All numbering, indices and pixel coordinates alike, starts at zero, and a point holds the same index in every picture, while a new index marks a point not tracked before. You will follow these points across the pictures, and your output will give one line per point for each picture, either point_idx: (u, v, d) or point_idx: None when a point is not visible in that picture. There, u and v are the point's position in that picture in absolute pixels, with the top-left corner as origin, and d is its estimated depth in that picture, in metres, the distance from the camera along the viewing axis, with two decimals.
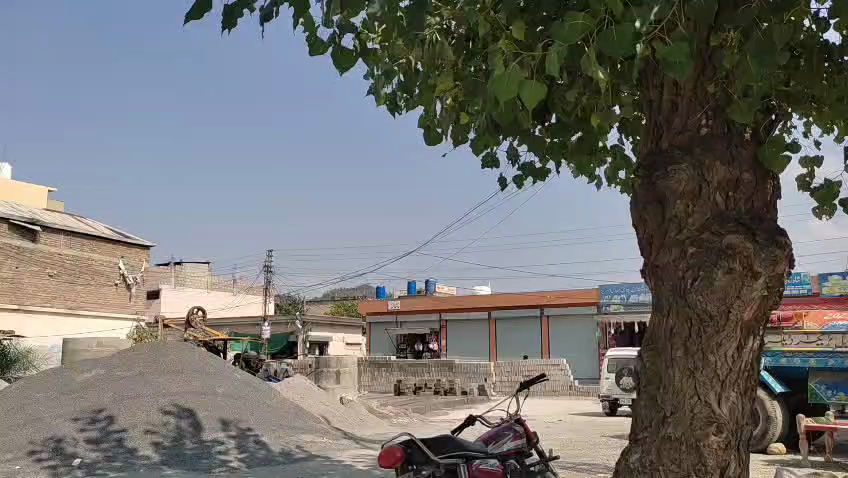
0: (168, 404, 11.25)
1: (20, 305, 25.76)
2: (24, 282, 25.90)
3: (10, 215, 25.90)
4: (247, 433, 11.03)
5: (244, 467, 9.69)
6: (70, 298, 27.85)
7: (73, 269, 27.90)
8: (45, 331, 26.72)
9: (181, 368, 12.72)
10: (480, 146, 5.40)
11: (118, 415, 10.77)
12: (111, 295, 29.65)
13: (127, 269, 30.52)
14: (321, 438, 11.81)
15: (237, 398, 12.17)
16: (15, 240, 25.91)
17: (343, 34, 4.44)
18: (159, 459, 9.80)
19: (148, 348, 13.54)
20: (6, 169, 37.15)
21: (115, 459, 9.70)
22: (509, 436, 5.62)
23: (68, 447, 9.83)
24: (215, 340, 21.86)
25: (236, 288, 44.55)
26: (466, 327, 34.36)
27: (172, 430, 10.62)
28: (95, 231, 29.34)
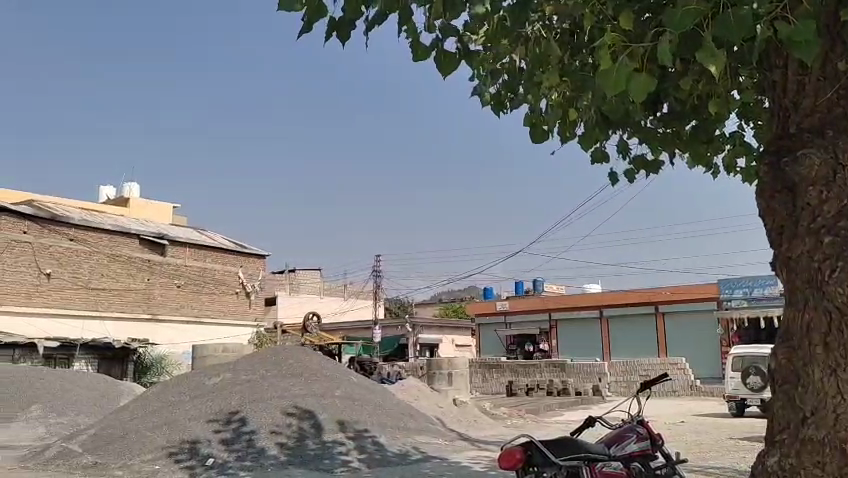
0: (290, 406, 11.73)
1: (153, 314, 27.69)
2: (155, 292, 27.84)
3: (140, 231, 27.97)
4: (364, 434, 11.32)
5: (365, 468, 9.97)
6: (197, 306, 29.60)
7: (198, 279, 29.69)
8: (176, 338, 28.43)
9: (301, 371, 13.24)
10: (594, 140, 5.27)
11: (246, 417, 11.35)
12: (232, 303, 31.22)
13: (247, 278, 32.12)
14: (437, 439, 11.93)
15: (355, 400, 12.51)
16: (146, 254, 27.94)
17: (446, 38, 4.49)
18: (284, 459, 10.25)
19: (271, 352, 14.20)
20: (135, 187, 40.08)
21: (245, 459, 10.24)
22: (632, 438, 5.45)
23: (202, 447, 10.48)
24: (331, 343, 22.59)
25: (347, 293, 45.83)
26: (577, 326, 33.66)
27: (296, 431, 11.08)
28: (215, 243, 31.13)
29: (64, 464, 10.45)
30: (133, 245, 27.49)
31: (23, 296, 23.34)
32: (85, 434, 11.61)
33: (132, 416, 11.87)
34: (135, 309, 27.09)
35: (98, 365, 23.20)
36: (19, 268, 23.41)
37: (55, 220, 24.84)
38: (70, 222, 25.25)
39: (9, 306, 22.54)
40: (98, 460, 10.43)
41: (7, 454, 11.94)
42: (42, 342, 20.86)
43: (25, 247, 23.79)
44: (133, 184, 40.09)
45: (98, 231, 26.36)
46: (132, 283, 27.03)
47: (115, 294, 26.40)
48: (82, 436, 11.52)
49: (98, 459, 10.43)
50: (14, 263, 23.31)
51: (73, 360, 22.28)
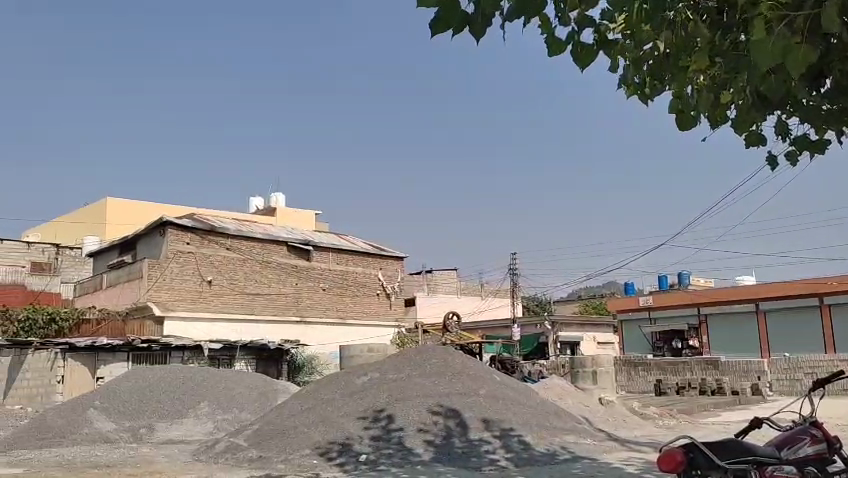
0: (436, 405, 11.92)
1: (302, 316, 29.12)
2: (303, 296, 29.32)
3: (288, 238, 29.67)
4: (510, 433, 11.29)
5: (512, 467, 9.98)
6: (341, 308, 30.77)
7: (341, 282, 31.00)
8: (325, 338, 29.68)
9: (443, 370, 13.45)
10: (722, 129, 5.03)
11: (394, 415, 11.68)
12: (374, 304, 32.25)
13: (387, 280, 33.08)
14: (585, 439, 11.69)
15: (499, 398, 12.52)
16: (293, 260, 29.61)
17: (583, 29, 4.39)
18: (433, 457, 10.46)
19: (415, 352, 14.54)
20: (280, 197, 42.52)
21: (395, 455, 10.55)
22: (806, 441, 5.05)
23: (353, 444, 10.91)
24: (471, 342, 22.77)
25: (484, 292, 45.97)
26: (730, 321, 31.70)
27: (443, 429, 11.26)
28: (356, 247, 32.38)
29: (232, 457, 11.28)
30: (280, 251, 29.24)
31: (188, 301, 25.45)
32: (249, 429, 12.45)
33: (289, 413, 12.58)
34: (286, 312, 28.62)
35: (256, 365, 24.79)
36: (185, 276, 25.57)
37: (213, 231, 26.90)
38: (226, 232, 27.25)
39: (177, 311, 24.65)
40: (262, 454, 11.16)
41: (184, 447, 13.06)
42: (207, 343, 22.61)
43: (189, 257, 25.95)
44: (279, 194, 42.53)
45: (250, 240, 28.24)
46: (282, 287, 28.68)
47: (268, 298, 28.11)
48: (246, 431, 12.37)
49: (262, 453, 11.15)
50: (180, 272, 25.49)
51: (234, 361, 23.95)
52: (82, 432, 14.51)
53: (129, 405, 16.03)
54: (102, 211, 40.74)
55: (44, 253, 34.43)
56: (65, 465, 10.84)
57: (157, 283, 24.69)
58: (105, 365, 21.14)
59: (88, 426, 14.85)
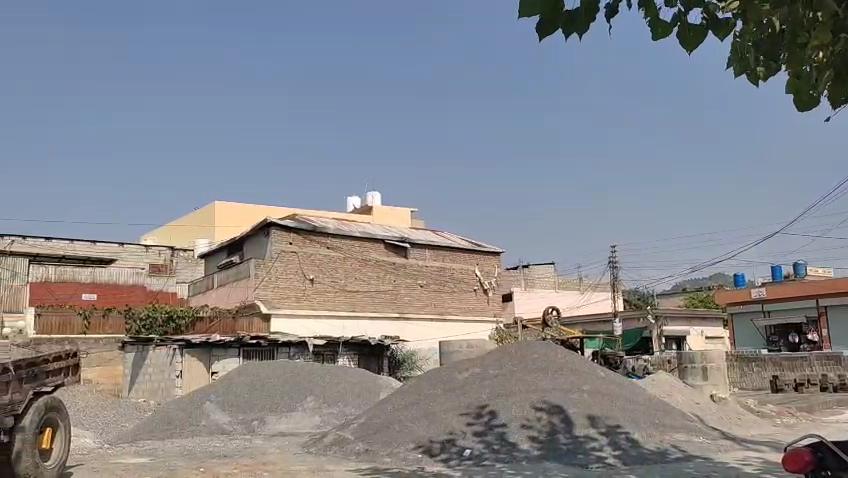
0: (539, 401, 11.79)
1: (401, 312, 29.50)
2: (401, 293, 29.73)
3: (385, 236, 30.16)
4: (616, 430, 11.02)
5: (621, 464, 9.77)
6: (439, 305, 30.95)
7: (438, 278, 31.21)
8: (424, 334, 29.93)
9: (546, 366, 13.29)
10: (753, 80, 4.36)
11: (496, 411, 11.64)
12: (472, 300, 32.23)
13: (484, 275, 33.03)
14: (697, 438, 11.27)
15: (605, 395, 12.25)
16: (391, 257, 30.12)
17: (690, 10, 4.14)
18: (538, 453, 10.36)
19: (514, 347, 14.42)
20: (376, 196, 43.29)
21: (499, 451, 10.54)
22: None
23: (457, 439, 10.96)
24: (572, 338, 22.37)
25: (584, 286, 45.01)
26: None
27: (546, 425, 11.13)
28: (452, 243, 32.51)
29: (341, 450, 11.60)
30: (379, 249, 29.82)
31: (292, 300, 26.37)
32: (355, 423, 12.77)
33: (393, 408, 12.79)
34: (386, 308, 29.09)
35: (358, 360, 25.35)
36: (288, 275, 26.52)
37: (314, 231, 27.76)
38: (327, 231, 28.06)
39: (283, 309, 25.62)
40: (368, 448, 11.41)
41: (294, 439, 13.57)
42: (311, 340, 23.36)
43: (292, 257, 26.88)
44: (375, 193, 43.31)
45: (349, 239, 28.92)
46: (381, 284, 29.21)
47: (367, 295, 28.68)
48: (352, 425, 12.70)
49: (369, 447, 11.40)
50: (284, 271, 26.46)
51: (338, 356, 24.61)
52: (200, 424, 15.34)
53: (242, 399, 16.81)
54: (210, 215, 42.92)
55: (160, 255, 36.67)
56: (187, 455, 11.50)
57: (263, 283, 25.73)
58: (219, 361, 22.24)
59: (206, 418, 15.69)
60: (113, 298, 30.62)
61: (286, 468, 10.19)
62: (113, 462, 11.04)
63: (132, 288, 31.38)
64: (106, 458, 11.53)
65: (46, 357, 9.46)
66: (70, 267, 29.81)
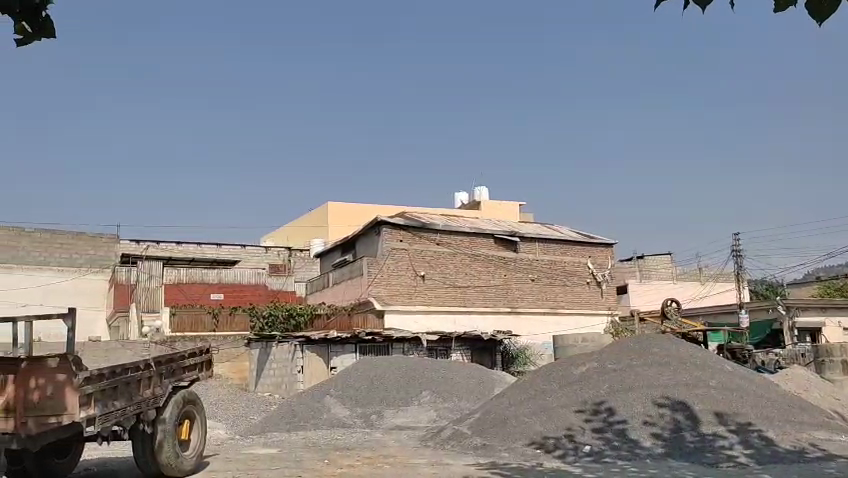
0: (661, 397, 11.36)
1: (513, 307, 29.30)
2: (513, 287, 29.54)
3: (494, 231, 30.03)
4: (747, 428, 10.44)
5: (753, 464, 9.25)
6: (552, 298, 30.48)
7: (550, 272, 30.75)
8: (537, 329, 29.59)
9: (668, 360, 12.79)
10: None
11: (615, 407, 11.31)
12: (585, 293, 31.50)
13: (597, 268, 32.19)
14: (839, 437, 10.48)
15: (732, 391, 11.64)
16: (501, 251, 29.99)
17: None
18: (662, 451, 9.97)
19: (633, 342, 13.95)
20: (484, 191, 43.20)
21: (621, 448, 10.23)
22: None
23: (576, 436, 10.75)
24: (694, 331, 21.42)
25: (704, 277, 42.90)
26: None
27: (670, 422, 10.69)
28: (563, 236, 31.91)
29: (459, 444, 11.67)
30: (488, 244, 29.76)
31: (405, 296, 26.81)
32: (471, 418, 12.81)
33: (509, 403, 12.71)
34: (497, 303, 28.99)
35: (471, 356, 25.45)
36: (400, 272, 26.97)
37: (424, 227, 28.09)
38: (436, 228, 28.31)
39: (396, 305, 26.13)
40: (485, 442, 11.40)
41: (412, 433, 13.80)
42: (424, 335, 23.66)
43: (403, 254, 27.34)
44: (482, 187, 43.25)
45: (458, 234, 29.03)
46: (492, 279, 29.15)
47: (478, 290, 28.70)
48: (469, 419, 12.74)
49: (486, 441, 11.40)
50: (396, 268, 26.94)
51: (451, 352, 24.80)
52: (322, 418, 15.93)
53: (361, 393, 17.29)
54: (324, 215, 44.41)
55: (279, 255, 38.37)
56: (314, 447, 11.99)
57: (376, 280, 26.32)
58: (337, 356, 22.88)
59: (328, 412, 16.25)
60: (237, 297, 32.22)
61: (406, 462, 10.38)
62: (244, 452, 11.68)
63: (254, 288, 32.84)
64: (238, 448, 12.22)
65: (183, 353, 10.10)
66: (198, 269, 31.81)
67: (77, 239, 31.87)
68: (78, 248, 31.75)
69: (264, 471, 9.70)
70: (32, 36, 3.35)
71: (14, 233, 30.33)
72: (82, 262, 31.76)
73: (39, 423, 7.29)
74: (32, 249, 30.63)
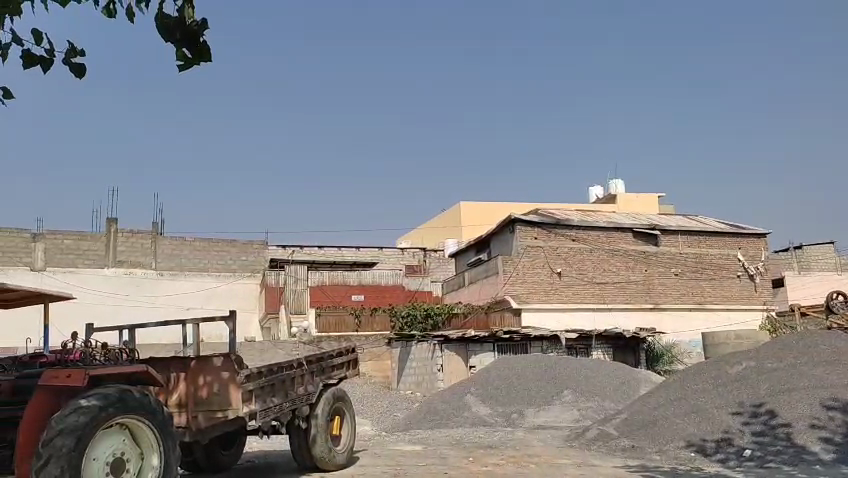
0: (831, 399, 10.44)
1: (656, 303, 28.11)
2: (654, 282, 28.32)
3: (633, 224, 28.94)
4: None
5: None
6: (698, 293, 28.91)
7: (695, 266, 29.18)
8: (683, 326, 28.18)
9: (836, 359, 11.75)
10: None
11: (777, 410, 10.54)
12: (735, 287, 29.60)
13: (747, 260, 30.14)
14: None
15: None
16: (641, 246, 28.84)
17: None
18: (834, 457, 9.17)
19: (795, 338, 12.94)
20: (619, 184, 41.83)
21: (785, 453, 9.49)
22: None
23: (733, 439, 10.12)
24: None
25: None
26: None
27: (842, 426, 9.80)
28: (709, 227, 30.17)
29: (606, 445, 11.32)
30: (627, 238, 28.74)
31: (541, 294, 26.50)
32: (618, 418, 12.39)
33: (658, 403, 12.19)
34: (639, 300, 27.92)
35: (613, 354, 24.69)
36: (536, 269, 26.68)
37: (558, 224, 27.60)
38: (571, 224, 27.73)
39: (532, 303, 25.87)
40: (635, 444, 10.97)
41: (556, 432, 13.59)
42: (563, 333, 23.21)
43: (538, 251, 27.00)
44: (617, 181, 41.89)
45: (595, 229, 28.28)
46: (632, 275, 28.11)
47: (618, 286, 27.77)
48: (616, 419, 12.35)
49: (635, 443, 10.98)
50: (531, 266, 26.67)
51: (591, 350, 24.18)
52: (464, 415, 16.04)
53: (502, 392, 17.24)
54: (457, 215, 44.86)
55: (415, 256, 39.16)
56: (457, 445, 12.12)
57: (512, 279, 26.21)
58: (476, 355, 23.02)
59: (469, 410, 16.34)
60: (377, 297, 33.25)
61: (552, 461, 10.24)
62: (391, 448, 12.03)
63: (393, 288, 33.77)
64: (384, 444, 12.61)
65: (331, 352, 10.55)
66: (340, 271, 33.15)
67: (231, 245, 34.32)
68: (232, 253, 34.14)
69: (410, 467, 9.90)
70: (192, 61, 3.84)
71: (178, 242, 33.11)
72: (235, 266, 34.08)
73: (208, 417, 7.89)
74: (193, 255, 33.33)
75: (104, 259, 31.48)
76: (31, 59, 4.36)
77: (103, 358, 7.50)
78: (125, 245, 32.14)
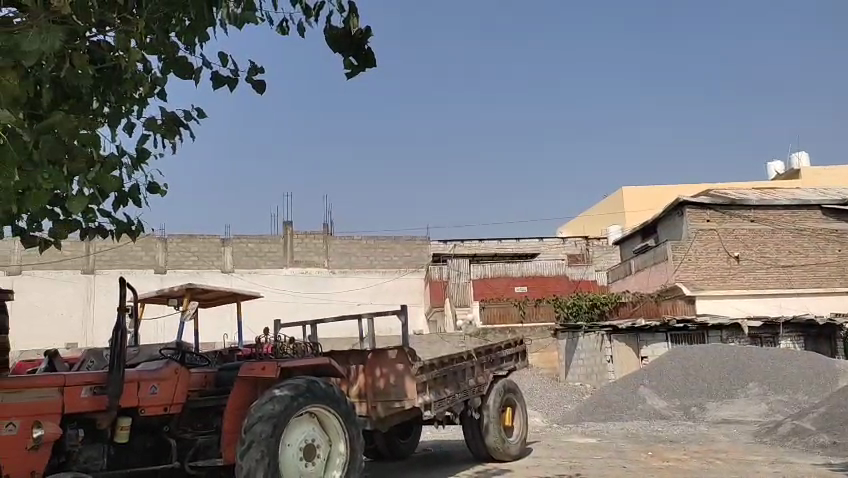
0: None
1: None
2: None
3: (822, 200, 26.24)
4: None
5: None
6: None
7: None
8: None
9: None
10: None
11: None
12: None
13: None
14: None
15: None
16: (833, 224, 26.08)
17: None
18: None
19: None
20: (803, 158, 38.17)
21: None
22: None
23: None
24: None
25: None
26: None
27: None
28: None
29: (801, 441, 10.38)
30: (815, 215, 26.12)
31: (717, 280, 24.91)
32: (814, 412, 11.34)
33: None
34: (832, 283, 25.32)
35: (805, 343, 22.60)
36: (710, 254, 25.09)
37: (734, 204, 25.70)
38: (748, 203, 25.74)
39: (707, 290, 24.36)
40: (836, 440, 9.95)
41: (742, 428, 12.69)
42: (745, 321, 21.54)
43: (712, 235, 25.35)
44: (801, 154, 38.27)
45: (776, 208, 26.00)
46: (822, 256, 25.54)
47: (806, 268, 25.37)
48: (811, 414, 11.30)
49: (837, 439, 9.95)
50: (705, 251, 25.11)
51: (779, 339, 22.30)
52: (639, 408, 15.47)
53: (679, 383, 16.43)
54: (621, 201, 43.35)
55: (577, 246, 38.29)
56: (634, 439, 11.71)
57: (683, 266, 24.88)
58: (648, 345, 22.13)
59: (643, 402, 15.73)
60: (541, 288, 33.00)
61: (741, 458, 9.59)
62: (565, 440, 11.85)
63: (556, 278, 33.38)
64: (558, 436, 12.49)
65: (500, 344, 10.59)
66: (502, 264, 33.16)
67: (396, 242, 35.66)
68: (397, 250, 35.42)
69: (587, 460, 9.69)
70: (358, 68, 4.04)
71: (347, 241, 34.93)
72: (401, 262, 35.29)
73: (386, 407, 8.22)
74: (362, 253, 34.98)
75: (283, 259, 33.96)
76: (219, 80, 4.81)
77: (291, 352, 8.10)
78: (300, 246, 34.43)
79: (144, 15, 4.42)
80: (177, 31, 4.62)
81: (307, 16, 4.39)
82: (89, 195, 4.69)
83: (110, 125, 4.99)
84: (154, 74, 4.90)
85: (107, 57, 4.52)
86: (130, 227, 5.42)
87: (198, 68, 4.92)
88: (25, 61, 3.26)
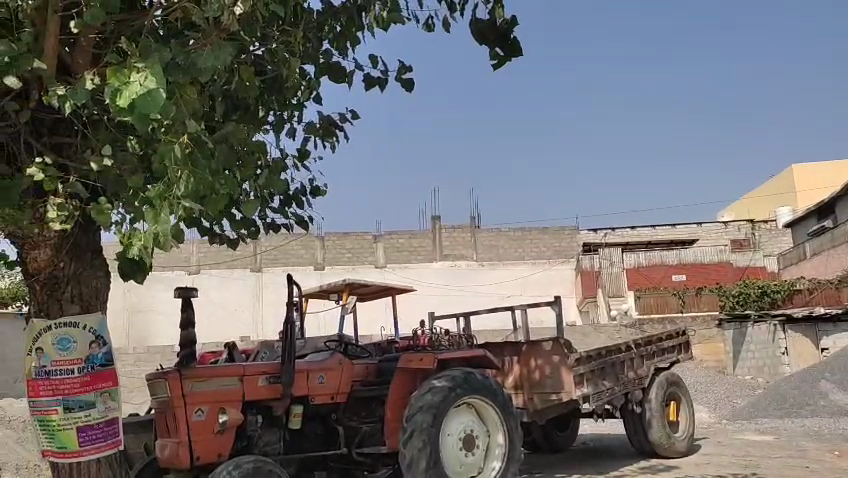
0: None
1: None
2: None
3: None
4: None
5: None
6: None
7: None
8: None
9: None
10: None
11: None
12: None
13: None
14: None
15: None
16: None
17: None
18: None
19: None
20: None
21: None
22: None
23: None
24: None
25: None
26: None
27: None
28: None
29: None
30: None
31: None
32: None
33: None
34: None
35: None
36: None
37: None
38: None
39: None
40: None
41: None
42: None
43: None
44: None
45: None
46: None
47: None
48: None
49: None
50: None
51: None
52: (819, 404, 14.19)
53: None
54: (790, 180, 39.95)
55: (740, 230, 35.78)
56: (817, 437, 10.73)
57: None
58: (828, 337, 20.58)
59: (825, 398, 14.41)
60: (701, 277, 31.26)
61: None
62: (737, 438, 11.09)
63: (719, 266, 31.38)
64: (729, 433, 11.74)
65: (660, 335, 10.10)
66: (657, 252, 31.75)
67: (544, 234, 35.29)
68: (545, 242, 35.03)
69: (764, 459, 9.00)
70: (504, 59, 4.02)
71: (494, 233, 35.06)
72: (549, 253, 34.83)
73: (543, 399, 8.12)
74: (509, 244, 34.94)
75: (432, 254, 34.72)
76: (370, 81, 5.00)
77: (447, 344, 8.24)
78: (449, 240, 35.04)
79: (300, 26, 4.66)
80: (329, 37, 4.84)
81: (452, 10, 4.44)
82: (261, 197, 5.06)
83: (275, 132, 5.35)
84: (311, 79, 5.15)
85: (269, 68, 4.82)
86: (299, 223, 5.76)
87: (351, 70, 5.12)
88: (202, 77, 3.56)
